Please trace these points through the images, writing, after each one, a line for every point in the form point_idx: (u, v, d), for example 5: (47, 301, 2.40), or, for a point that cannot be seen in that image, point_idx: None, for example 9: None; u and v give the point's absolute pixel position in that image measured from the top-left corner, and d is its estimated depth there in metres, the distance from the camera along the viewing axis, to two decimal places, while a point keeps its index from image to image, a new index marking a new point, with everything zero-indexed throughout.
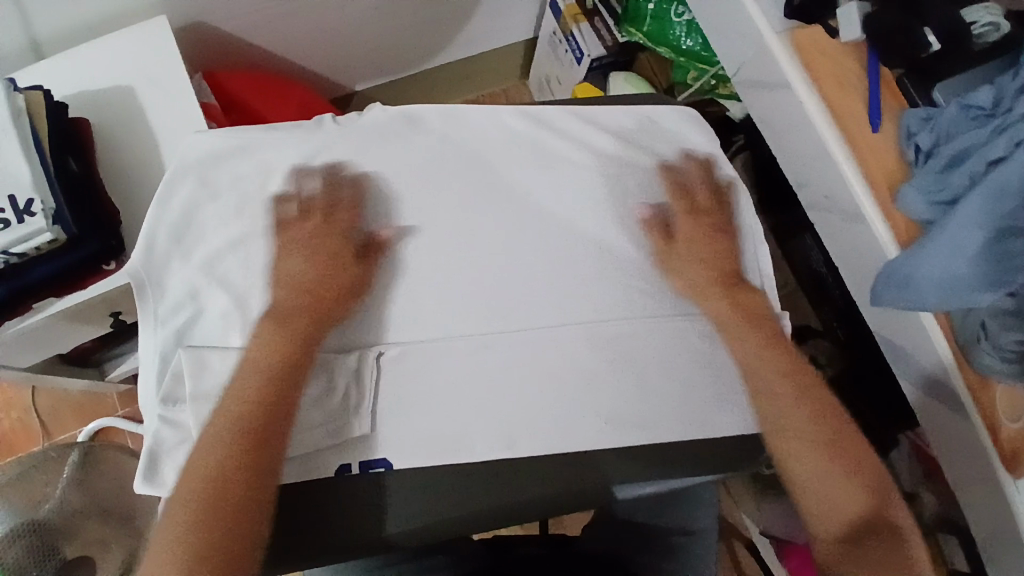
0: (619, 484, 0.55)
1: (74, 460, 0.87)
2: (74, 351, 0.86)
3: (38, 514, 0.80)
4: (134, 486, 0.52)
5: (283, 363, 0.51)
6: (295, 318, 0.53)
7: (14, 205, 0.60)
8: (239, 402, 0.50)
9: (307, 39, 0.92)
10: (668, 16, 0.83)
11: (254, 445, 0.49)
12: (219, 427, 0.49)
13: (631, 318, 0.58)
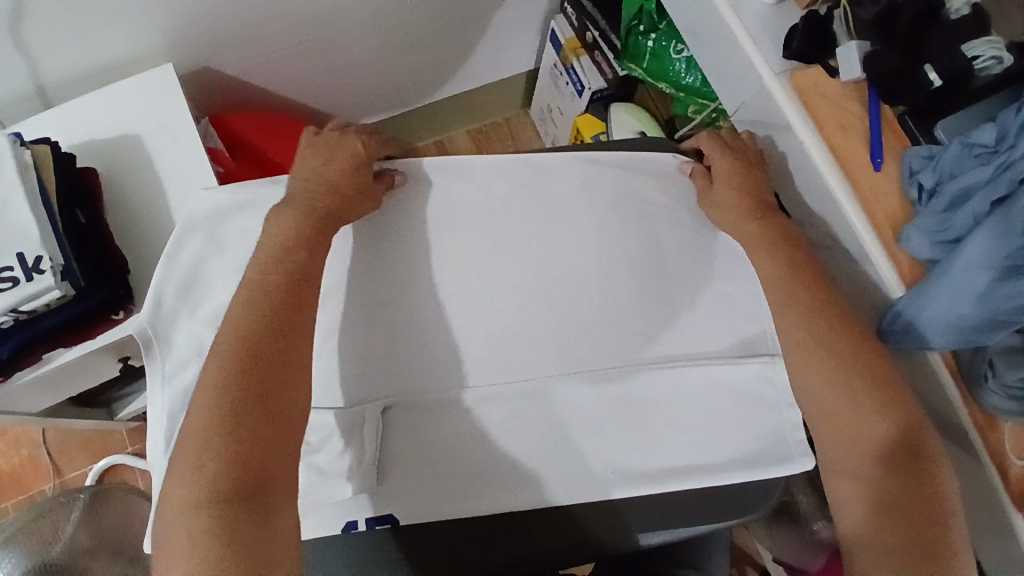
0: (640, 531, 0.54)
1: (83, 501, 0.89)
2: (85, 392, 0.87)
3: (51, 554, 0.81)
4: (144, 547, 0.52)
5: (291, 270, 0.53)
6: (294, 231, 0.54)
7: (23, 262, 0.60)
8: (252, 316, 0.51)
9: (311, 80, 0.93)
10: (667, 54, 0.81)
11: (274, 352, 0.50)
12: (232, 344, 0.50)
13: (634, 366, 0.59)
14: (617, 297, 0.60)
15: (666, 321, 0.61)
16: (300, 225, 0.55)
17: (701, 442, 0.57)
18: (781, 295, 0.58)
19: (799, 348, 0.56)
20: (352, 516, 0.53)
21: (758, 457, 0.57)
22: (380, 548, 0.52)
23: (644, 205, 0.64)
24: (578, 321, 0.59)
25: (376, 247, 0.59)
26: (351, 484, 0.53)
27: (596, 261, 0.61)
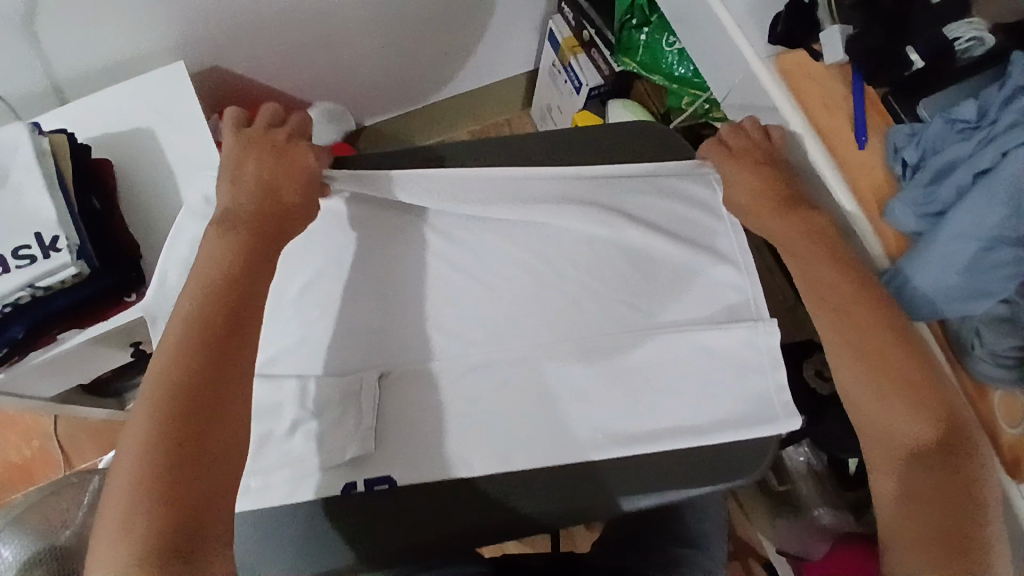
0: (623, 496, 0.56)
1: (94, 486, 0.91)
2: (95, 380, 0.90)
3: (60, 537, 0.84)
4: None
5: (220, 311, 0.52)
6: (225, 273, 0.53)
7: (40, 241, 0.63)
8: (178, 365, 0.49)
9: (317, 79, 0.96)
10: (660, 46, 0.84)
11: (203, 401, 0.49)
12: (157, 393, 0.48)
13: (625, 335, 0.60)
14: (606, 271, 0.61)
15: (649, 291, 0.62)
16: (231, 266, 0.53)
17: (688, 407, 0.58)
18: (818, 295, 0.59)
19: (841, 346, 0.57)
20: (349, 479, 0.54)
21: (742, 421, 0.57)
22: (378, 506, 0.54)
23: (620, 182, 0.65)
24: (569, 291, 0.61)
25: (369, 226, 0.61)
26: (348, 446, 0.55)
27: (581, 238, 0.62)
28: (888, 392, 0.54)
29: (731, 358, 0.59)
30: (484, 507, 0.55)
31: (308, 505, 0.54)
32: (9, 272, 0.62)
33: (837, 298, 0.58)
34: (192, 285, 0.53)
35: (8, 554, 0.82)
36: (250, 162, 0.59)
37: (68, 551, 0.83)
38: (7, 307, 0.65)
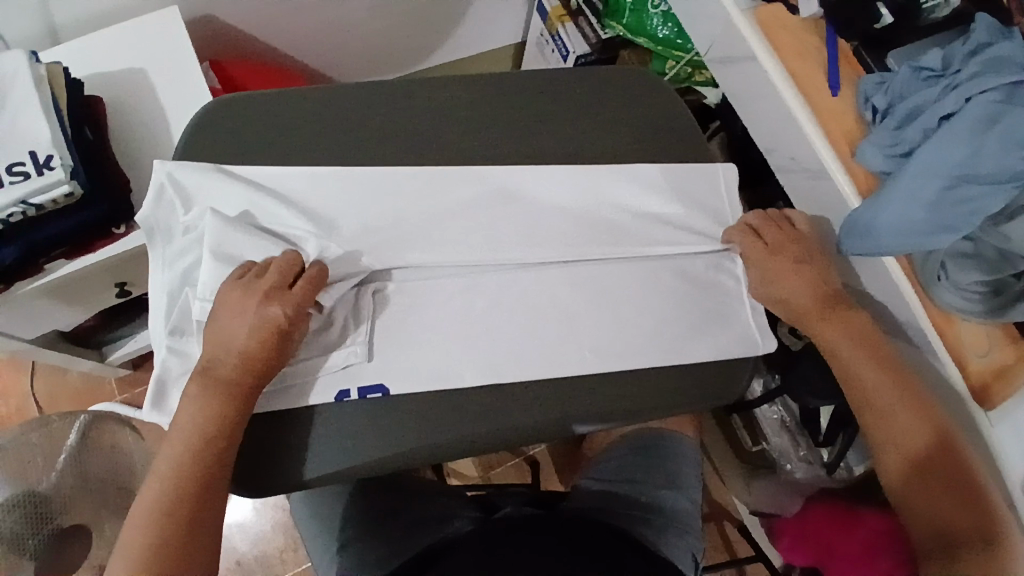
0: (577, 423, 0.59)
1: (73, 442, 0.87)
2: (77, 328, 0.88)
3: (37, 488, 0.81)
4: (143, 412, 0.56)
5: (196, 479, 0.51)
6: (199, 440, 0.52)
7: (34, 159, 0.63)
8: (155, 526, 0.50)
9: (309, 37, 0.98)
10: (645, 8, 0.88)
11: (177, 560, 0.50)
12: (137, 550, 0.50)
13: (608, 260, 0.62)
14: (590, 203, 0.64)
15: (642, 220, 0.64)
16: (212, 424, 0.52)
17: (670, 328, 0.61)
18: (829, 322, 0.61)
19: (847, 359, 0.60)
20: (344, 386, 0.56)
21: (724, 342, 0.62)
22: (375, 413, 0.56)
23: (617, 116, 0.68)
24: (566, 213, 0.63)
25: (359, 151, 0.63)
26: (343, 348, 0.57)
27: (570, 172, 0.64)
28: (895, 404, 0.57)
29: (708, 287, 0.64)
30: (481, 421, 0.57)
31: (298, 415, 0.56)
32: (3, 187, 0.62)
33: (844, 324, 0.61)
34: (191, 404, 0.53)
35: None
36: (242, 313, 0.54)
37: (47, 500, 0.81)
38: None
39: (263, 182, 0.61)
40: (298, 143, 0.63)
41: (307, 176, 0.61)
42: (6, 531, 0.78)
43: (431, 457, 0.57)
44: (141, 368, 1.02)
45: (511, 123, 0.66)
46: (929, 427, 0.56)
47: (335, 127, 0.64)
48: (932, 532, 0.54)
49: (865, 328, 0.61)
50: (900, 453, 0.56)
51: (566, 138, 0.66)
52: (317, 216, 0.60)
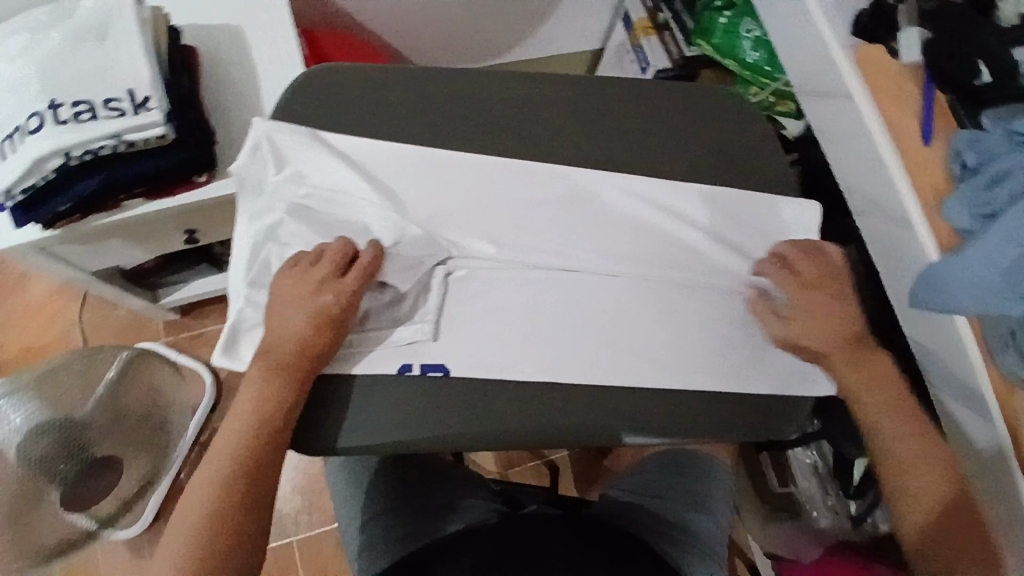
0: (628, 433, 0.58)
1: (111, 375, 0.87)
2: (138, 269, 0.92)
3: (76, 413, 0.83)
4: (214, 357, 0.58)
5: (252, 457, 0.52)
6: (258, 420, 0.53)
7: (131, 98, 0.65)
8: (210, 501, 0.51)
9: (398, 17, 0.99)
10: (737, 31, 0.86)
11: (229, 537, 0.50)
12: (193, 523, 0.50)
13: (678, 278, 0.62)
14: (669, 220, 0.63)
15: (724, 240, 0.63)
16: (262, 428, 0.53)
17: (734, 354, 0.60)
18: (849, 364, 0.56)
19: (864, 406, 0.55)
20: (407, 361, 0.57)
21: (784, 378, 0.60)
22: (422, 392, 0.57)
23: (706, 131, 0.66)
24: (646, 223, 0.63)
25: (449, 134, 0.64)
26: (412, 325, 0.59)
27: (653, 183, 0.64)
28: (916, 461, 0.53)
29: None
30: (524, 417, 0.57)
31: (356, 384, 0.57)
32: (98, 120, 0.64)
33: (868, 365, 0.56)
34: (239, 410, 0.54)
35: (17, 420, 0.78)
36: (298, 301, 0.55)
37: (84, 426, 0.83)
38: (88, 156, 0.66)
39: (355, 157, 0.62)
40: (389, 119, 0.64)
41: (397, 150, 0.62)
42: (37, 456, 0.79)
43: (468, 445, 0.56)
44: (188, 314, 1.05)
45: (599, 125, 0.65)
46: (946, 478, 0.52)
47: (427, 106, 0.64)
48: (938, 575, 0.52)
49: (895, 381, 0.55)
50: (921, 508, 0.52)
51: (655, 149, 0.65)
52: (403, 193, 0.62)
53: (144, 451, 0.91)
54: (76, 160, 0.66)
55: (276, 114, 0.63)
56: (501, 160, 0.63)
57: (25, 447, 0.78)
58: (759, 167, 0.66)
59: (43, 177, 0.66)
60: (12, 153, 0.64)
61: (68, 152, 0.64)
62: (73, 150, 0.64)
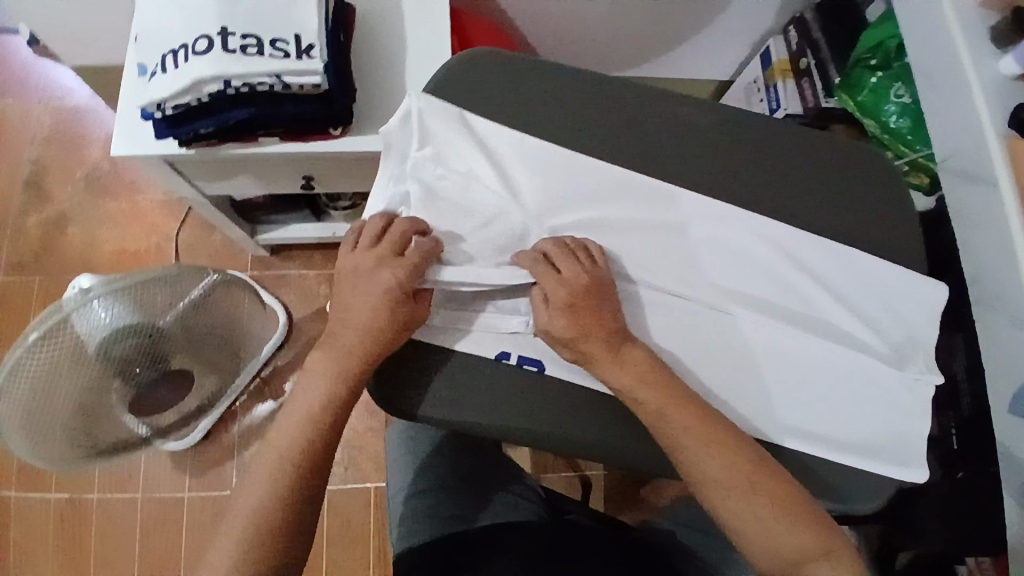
0: None
1: (198, 292, 0.83)
2: (247, 202, 0.98)
3: (158, 321, 0.79)
4: (329, 302, 0.62)
5: (333, 404, 0.56)
6: (339, 372, 0.56)
7: (297, 43, 0.68)
8: (295, 438, 0.55)
9: (541, 17, 1.01)
10: (887, 92, 0.83)
11: (304, 473, 0.54)
12: (277, 454, 0.54)
13: (787, 325, 0.62)
14: (789, 268, 0.64)
15: (838, 302, 0.63)
16: (322, 415, 0.56)
17: (828, 417, 0.61)
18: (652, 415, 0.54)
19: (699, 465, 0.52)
20: (507, 348, 0.59)
21: (877, 452, 0.60)
22: (524, 383, 0.59)
23: (837, 194, 0.67)
24: (767, 268, 0.64)
25: (590, 146, 0.67)
26: (519, 318, 0.60)
27: (782, 231, 0.64)
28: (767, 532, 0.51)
29: (884, 393, 0.62)
30: (612, 432, 0.58)
31: (463, 363, 0.59)
32: (264, 57, 0.66)
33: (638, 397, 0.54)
34: (304, 394, 0.56)
35: (105, 317, 0.73)
36: (361, 276, 0.57)
37: (162, 335, 0.81)
38: (246, 87, 0.68)
39: (499, 144, 0.65)
40: (537, 118, 0.67)
41: (543, 146, 0.65)
42: (120, 352, 0.78)
43: (553, 446, 0.58)
44: (276, 255, 1.11)
45: (729, 165, 0.67)
46: (723, 456, 0.52)
47: (572, 111, 0.67)
48: (773, 558, 0.51)
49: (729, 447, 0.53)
50: (704, 481, 0.52)
51: (781, 201, 0.67)
52: (538, 188, 0.64)
53: (209, 365, 0.93)
54: (232, 90, 0.67)
55: (428, 93, 0.66)
56: (638, 177, 0.65)
57: (106, 343, 0.75)
58: (876, 237, 0.67)
59: (198, 98, 0.67)
60: (176, 69, 0.66)
61: (228, 80, 0.66)
62: (233, 80, 0.66)
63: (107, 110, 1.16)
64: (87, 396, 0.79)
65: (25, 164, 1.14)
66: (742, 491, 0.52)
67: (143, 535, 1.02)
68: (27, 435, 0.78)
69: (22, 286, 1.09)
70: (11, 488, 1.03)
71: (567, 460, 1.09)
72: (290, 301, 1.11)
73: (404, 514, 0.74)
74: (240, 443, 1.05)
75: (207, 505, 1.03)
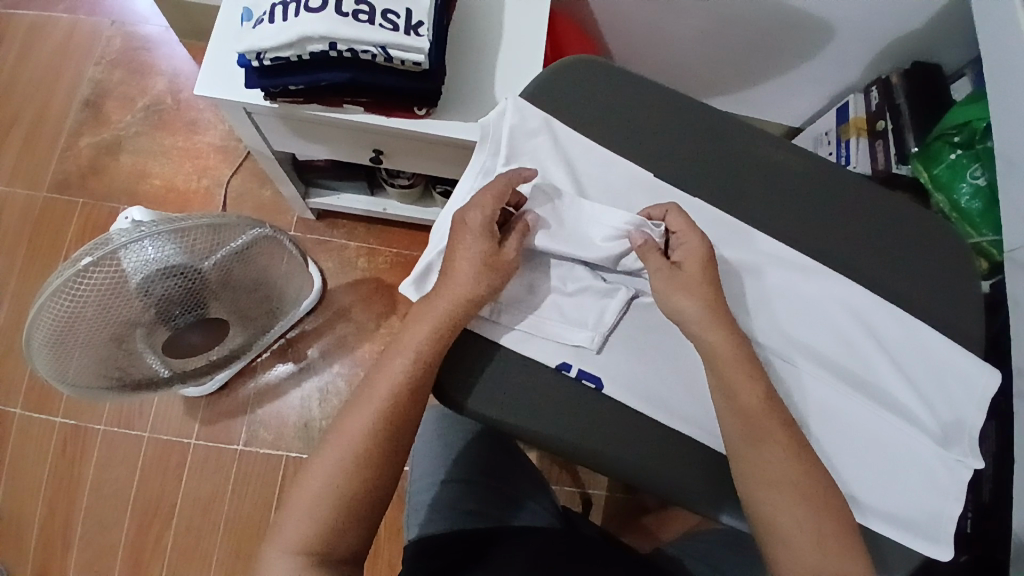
0: (728, 512, 0.57)
1: (242, 243, 0.81)
2: (311, 163, 0.99)
3: (201, 266, 0.77)
4: (402, 283, 0.62)
5: (402, 408, 0.55)
6: (410, 370, 0.55)
7: (407, 19, 0.67)
8: (370, 417, 0.54)
9: (627, 29, 1.01)
10: (962, 172, 0.84)
11: (375, 445, 0.54)
12: (343, 453, 0.53)
13: (841, 384, 0.62)
14: (853, 329, 0.64)
15: (895, 369, 0.63)
16: (400, 391, 0.55)
17: (863, 483, 0.61)
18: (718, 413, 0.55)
19: (746, 444, 0.54)
20: (569, 360, 0.59)
21: (908, 526, 0.60)
22: (573, 393, 0.59)
23: (907, 266, 0.68)
24: (828, 324, 0.64)
25: (674, 174, 0.67)
26: (583, 330, 0.60)
27: (851, 290, 0.64)
28: (792, 500, 0.52)
29: (924, 467, 0.61)
30: (652, 458, 0.58)
31: (518, 362, 0.59)
32: (373, 26, 0.66)
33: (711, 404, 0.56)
34: (384, 369, 0.56)
35: (151, 255, 0.71)
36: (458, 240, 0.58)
37: (202, 281, 0.79)
38: (348, 53, 0.67)
39: (587, 158, 0.65)
40: (629, 137, 0.67)
41: (629, 168, 0.65)
42: (161, 292, 0.75)
43: (592, 463, 0.58)
44: (321, 220, 1.14)
45: (803, 212, 0.67)
46: (763, 452, 0.53)
47: (656, 133, 0.67)
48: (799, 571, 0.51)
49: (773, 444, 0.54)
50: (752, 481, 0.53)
51: (849, 260, 0.67)
52: (618, 207, 0.65)
53: (238, 320, 0.92)
54: (335, 52, 0.67)
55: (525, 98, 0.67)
56: (716, 213, 0.65)
57: (149, 281, 0.73)
58: (935, 310, 0.67)
59: (299, 54, 0.67)
60: (284, 21, 0.66)
61: (334, 43, 0.66)
62: (338, 43, 0.66)
63: (177, 44, 1.20)
64: (118, 330, 0.78)
65: (87, 83, 1.17)
66: (775, 489, 0.53)
67: (142, 474, 1.02)
68: (53, 358, 0.77)
69: (67, 205, 1.12)
70: (19, 404, 1.04)
71: (573, 474, 1.09)
72: (327, 269, 1.12)
73: (427, 501, 0.75)
74: (253, 400, 1.06)
75: (211, 455, 1.03)
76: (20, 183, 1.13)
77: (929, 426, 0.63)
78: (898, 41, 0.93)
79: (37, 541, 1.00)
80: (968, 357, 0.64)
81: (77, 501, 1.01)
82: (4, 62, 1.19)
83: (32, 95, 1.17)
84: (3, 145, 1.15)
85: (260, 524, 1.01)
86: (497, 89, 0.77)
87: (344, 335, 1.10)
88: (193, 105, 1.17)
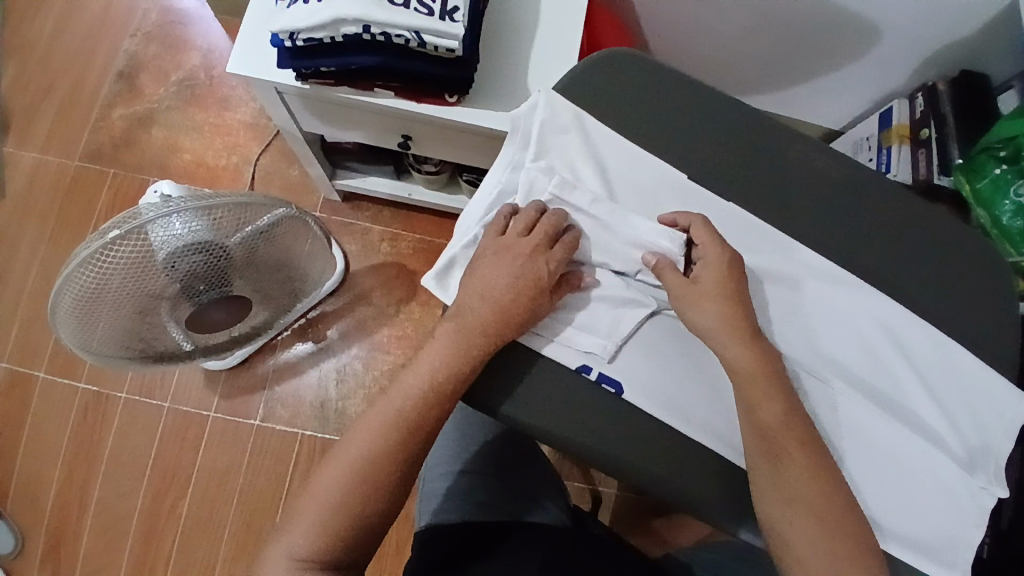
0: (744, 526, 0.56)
1: (266, 222, 0.81)
2: (339, 145, 0.99)
3: (227, 243, 0.77)
4: (424, 276, 0.62)
5: (428, 403, 0.55)
6: (439, 368, 0.55)
7: (443, 4, 0.66)
8: (395, 410, 0.55)
9: (665, 20, 0.99)
10: (1006, 186, 0.80)
11: (404, 442, 0.54)
12: (369, 446, 0.54)
13: (870, 401, 0.61)
14: (884, 344, 0.62)
15: (927, 391, 0.61)
16: (429, 388, 0.55)
17: (884, 504, 0.59)
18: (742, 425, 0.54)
19: (766, 455, 0.53)
20: (589, 363, 0.59)
21: (925, 550, 0.58)
22: (593, 396, 0.58)
23: (948, 284, 0.65)
24: (860, 338, 0.62)
25: (710, 177, 0.65)
26: (607, 332, 0.59)
27: (886, 306, 0.62)
28: (809, 515, 0.51)
29: (947, 490, 0.60)
30: (667, 463, 0.57)
31: (541, 363, 0.59)
32: (408, 11, 0.65)
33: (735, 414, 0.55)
34: (416, 366, 0.56)
35: (176, 230, 0.72)
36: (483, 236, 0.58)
37: (228, 259, 0.79)
38: (380, 36, 0.67)
39: (617, 155, 0.64)
40: (664, 138, 0.65)
41: (661, 167, 0.64)
42: (187, 268, 0.76)
43: (605, 464, 0.58)
44: (347, 202, 1.14)
45: (839, 223, 0.65)
46: (781, 463, 0.52)
47: (693, 133, 0.66)
48: None
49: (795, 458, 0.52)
50: (773, 498, 0.52)
51: (886, 273, 0.65)
52: (649, 209, 0.63)
53: (260, 297, 0.92)
54: (368, 36, 0.67)
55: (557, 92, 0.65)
56: (752, 220, 0.64)
57: (175, 255, 0.73)
58: (972, 330, 0.65)
59: (332, 36, 0.67)
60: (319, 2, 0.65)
61: (368, 26, 0.65)
62: (372, 26, 0.65)
63: (212, 20, 1.20)
64: (143, 303, 0.78)
65: (121, 55, 1.18)
66: (794, 500, 0.51)
67: (160, 444, 1.04)
68: (77, 327, 0.79)
69: (98, 175, 1.13)
70: (44, 368, 1.06)
71: (584, 470, 1.09)
72: (350, 251, 1.12)
73: (441, 489, 0.75)
74: (272, 377, 1.07)
75: (228, 429, 1.05)
76: (52, 152, 1.15)
77: (959, 452, 0.61)
78: (949, 47, 0.90)
79: (56, 501, 1.02)
80: (1002, 383, 0.61)
81: (96, 466, 1.03)
82: (44, 31, 1.20)
83: (67, 65, 1.18)
84: (39, 114, 1.17)
85: (272, 501, 1.02)
86: (533, 80, 0.76)
87: (364, 318, 1.10)
88: (225, 82, 1.17)
